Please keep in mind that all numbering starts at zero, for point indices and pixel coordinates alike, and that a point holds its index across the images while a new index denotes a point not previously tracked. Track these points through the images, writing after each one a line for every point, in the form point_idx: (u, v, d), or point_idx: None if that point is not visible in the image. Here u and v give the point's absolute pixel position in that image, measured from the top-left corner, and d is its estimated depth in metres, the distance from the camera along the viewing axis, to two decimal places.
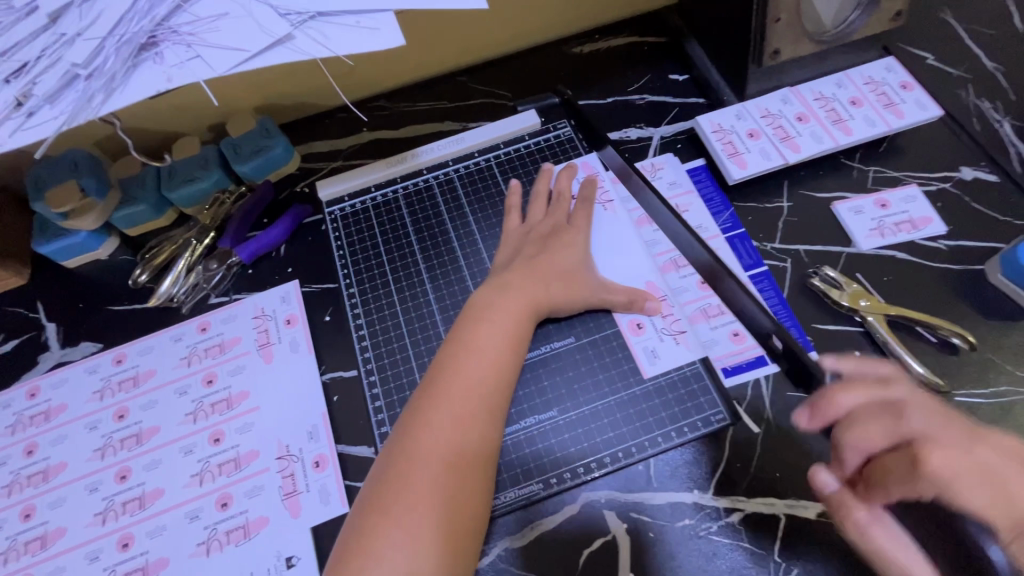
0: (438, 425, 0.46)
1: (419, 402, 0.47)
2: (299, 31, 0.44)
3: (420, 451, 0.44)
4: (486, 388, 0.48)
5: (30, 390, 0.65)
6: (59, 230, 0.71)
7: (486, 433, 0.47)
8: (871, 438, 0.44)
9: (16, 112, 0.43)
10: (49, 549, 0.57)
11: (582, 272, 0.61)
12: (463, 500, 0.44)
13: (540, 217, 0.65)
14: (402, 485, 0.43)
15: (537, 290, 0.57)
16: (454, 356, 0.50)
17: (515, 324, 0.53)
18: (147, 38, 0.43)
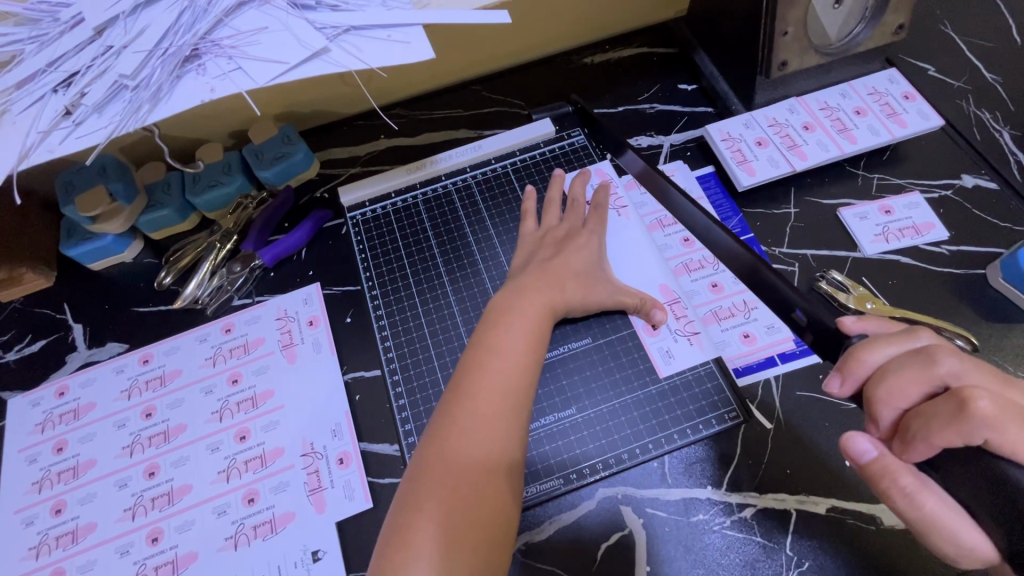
0: (465, 425, 0.47)
1: (445, 405, 0.49)
2: (334, 44, 0.46)
3: (449, 452, 0.46)
4: (510, 388, 0.50)
5: (59, 389, 0.67)
6: (86, 234, 0.73)
7: (512, 431, 0.48)
8: (906, 388, 0.40)
9: (65, 121, 0.45)
10: (80, 543, 0.58)
11: (597, 274, 0.63)
12: (492, 497, 0.45)
13: (557, 221, 0.67)
14: (433, 483, 0.45)
15: (554, 292, 0.58)
16: (477, 358, 0.51)
17: (535, 325, 0.55)
18: (191, 51, 0.46)
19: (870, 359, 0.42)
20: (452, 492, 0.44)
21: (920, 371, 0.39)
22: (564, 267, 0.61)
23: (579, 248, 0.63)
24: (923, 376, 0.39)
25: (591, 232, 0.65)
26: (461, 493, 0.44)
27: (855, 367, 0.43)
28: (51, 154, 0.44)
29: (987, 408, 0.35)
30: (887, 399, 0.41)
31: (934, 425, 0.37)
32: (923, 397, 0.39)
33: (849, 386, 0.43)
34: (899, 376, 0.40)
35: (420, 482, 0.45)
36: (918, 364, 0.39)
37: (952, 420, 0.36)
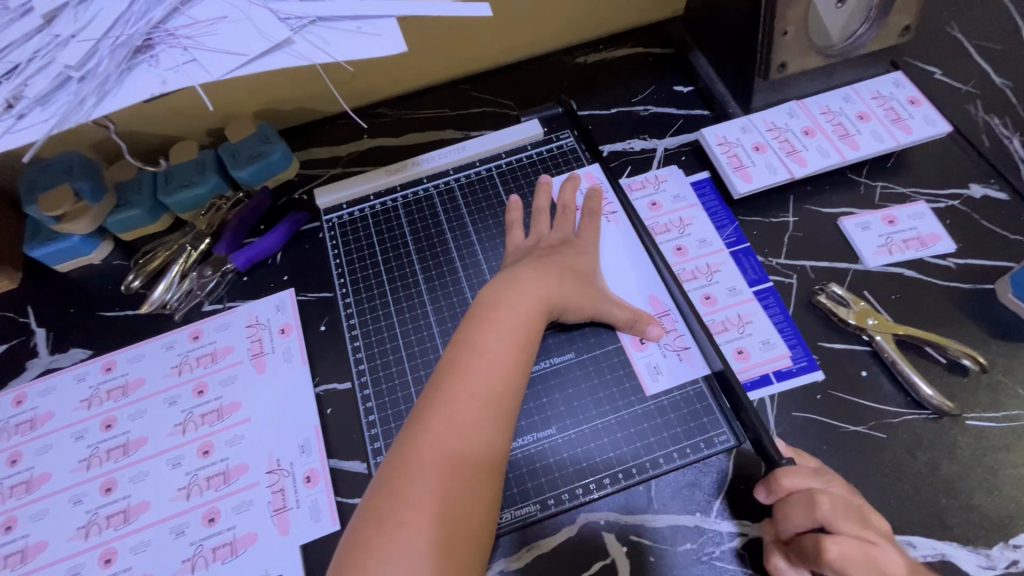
0: (448, 431, 0.44)
1: (425, 408, 0.45)
2: (299, 36, 0.43)
3: (429, 459, 0.43)
4: (497, 392, 0.47)
5: (16, 397, 0.64)
6: (52, 234, 0.70)
7: (496, 440, 0.45)
8: (795, 518, 0.46)
9: (6, 114, 0.42)
10: (29, 564, 0.55)
11: (590, 284, 0.59)
12: (472, 510, 0.42)
13: (547, 228, 0.63)
14: (410, 493, 0.41)
15: (549, 288, 0.54)
16: (462, 359, 0.48)
17: (526, 325, 0.51)
18: (144, 41, 0.42)
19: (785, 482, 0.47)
20: (428, 504, 0.41)
21: (802, 510, 0.45)
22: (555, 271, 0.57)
23: (571, 254, 0.60)
24: (805, 515, 0.45)
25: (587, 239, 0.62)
26: (440, 506, 0.41)
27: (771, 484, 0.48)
28: None
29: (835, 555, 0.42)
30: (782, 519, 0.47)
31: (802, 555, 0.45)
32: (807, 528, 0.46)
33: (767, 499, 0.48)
34: (793, 506, 0.46)
35: (393, 491, 0.42)
36: (802, 505, 0.45)
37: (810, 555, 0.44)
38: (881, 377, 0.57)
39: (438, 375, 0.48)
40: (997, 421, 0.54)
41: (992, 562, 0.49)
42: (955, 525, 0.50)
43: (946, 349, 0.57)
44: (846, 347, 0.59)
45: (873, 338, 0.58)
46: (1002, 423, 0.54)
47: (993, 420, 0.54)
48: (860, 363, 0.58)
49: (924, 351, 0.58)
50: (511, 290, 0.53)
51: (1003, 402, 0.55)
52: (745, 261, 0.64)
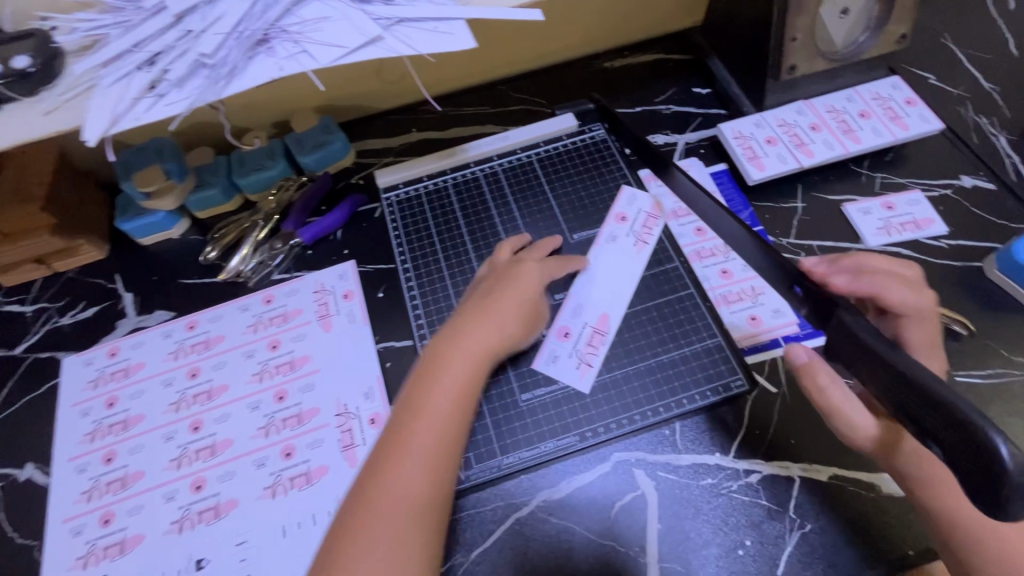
0: (403, 462, 0.48)
1: (391, 438, 0.50)
2: (388, 33, 0.52)
3: (387, 488, 0.47)
4: (448, 425, 0.51)
5: (110, 350, 0.72)
6: (139, 210, 0.78)
7: (446, 467, 0.50)
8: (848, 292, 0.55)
9: (148, 94, 0.50)
10: (129, 489, 0.62)
11: (535, 316, 0.63)
12: (423, 535, 0.46)
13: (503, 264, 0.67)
14: (371, 525, 0.45)
15: (495, 328, 0.59)
16: (421, 395, 0.52)
17: (477, 358, 0.56)
18: (262, 36, 0.51)
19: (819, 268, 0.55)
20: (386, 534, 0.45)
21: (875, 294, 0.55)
22: (501, 309, 0.60)
23: (523, 283, 0.63)
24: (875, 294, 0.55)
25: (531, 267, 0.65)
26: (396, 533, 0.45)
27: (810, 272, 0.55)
28: (137, 122, 0.49)
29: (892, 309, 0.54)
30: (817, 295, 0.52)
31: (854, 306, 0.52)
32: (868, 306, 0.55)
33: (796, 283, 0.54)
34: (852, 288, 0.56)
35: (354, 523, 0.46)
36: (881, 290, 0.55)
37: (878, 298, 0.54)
38: None
39: (397, 408, 0.52)
40: (984, 377, 0.61)
41: None
42: None
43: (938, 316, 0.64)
44: None
45: None
46: (988, 379, 0.61)
47: (980, 377, 0.61)
48: None
49: None
50: (465, 328, 0.58)
51: (988, 362, 0.62)
52: None
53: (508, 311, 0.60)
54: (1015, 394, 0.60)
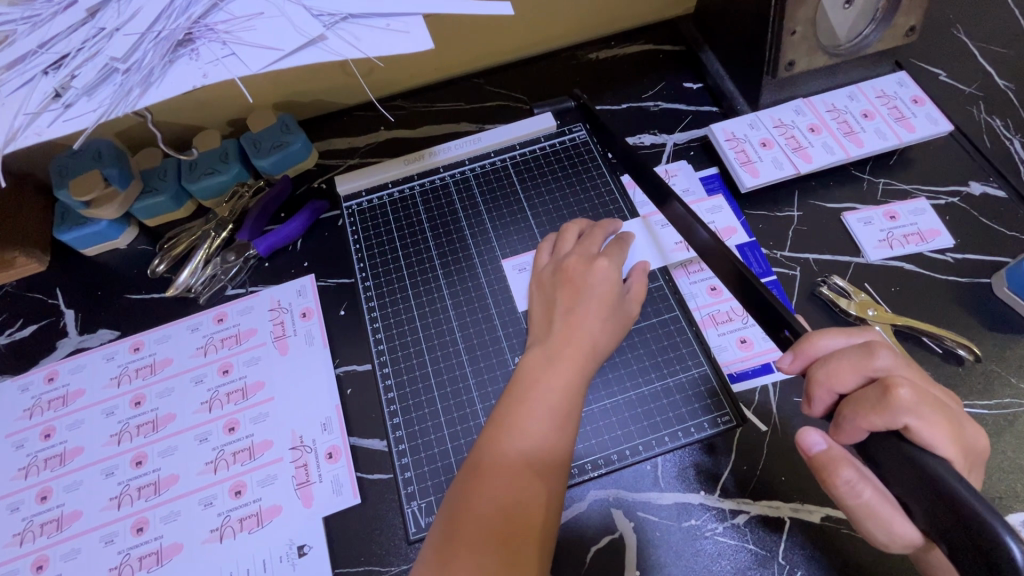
0: (527, 424, 0.46)
1: (512, 405, 0.48)
2: (331, 32, 0.44)
3: (503, 451, 0.45)
4: (572, 398, 0.49)
5: (48, 374, 0.66)
6: (80, 218, 0.72)
7: (568, 441, 0.47)
8: (844, 374, 0.41)
9: (53, 103, 0.43)
10: (64, 531, 0.57)
11: (618, 310, 0.56)
12: (535, 519, 0.43)
13: (571, 249, 0.60)
14: (483, 487, 0.43)
15: (597, 307, 0.54)
16: (542, 364, 0.50)
17: (599, 338, 0.53)
18: (184, 35, 0.44)
19: (825, 344, 0.44)
20: (500, 500, 0.43)
21: (858, 363, 0.41)
22: (591, 286, 0.55)
23: (602, 266, 0.57)
24: (859, 366, 0.40)
25: (604, 259, 0.57)
26: (507, 499, 0.43)
27: (806, 348, 0.44)
28: (39, 137, 0.43)
29: (907, 397, 0.38)
30: (823, 382, 0.42)
31: (861, 409, 0.39)
32: (860, 383, 0.41)
33: (796, 365, 0.45)
34: (841, 361, 0.41)
35: (472, 486, 0.44)
36: (858, 355, 0.41)
37: (877, 407, 0.38)
38: None
39: (517, 381, 0.50)
40: (989, 408, 0.56)
41: None
42: None
43: (942, 340, 0.59)
44: None
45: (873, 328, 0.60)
46: (994, 410, 0.56)
47: (985, 408, 0.57)
48: None
49: (922, 342, 0.60)
50: (576, 316, 0.53)
51: (995, 392, 0.57)
52: (750, 254, 0.67)
53: (604, 295, 0.55)
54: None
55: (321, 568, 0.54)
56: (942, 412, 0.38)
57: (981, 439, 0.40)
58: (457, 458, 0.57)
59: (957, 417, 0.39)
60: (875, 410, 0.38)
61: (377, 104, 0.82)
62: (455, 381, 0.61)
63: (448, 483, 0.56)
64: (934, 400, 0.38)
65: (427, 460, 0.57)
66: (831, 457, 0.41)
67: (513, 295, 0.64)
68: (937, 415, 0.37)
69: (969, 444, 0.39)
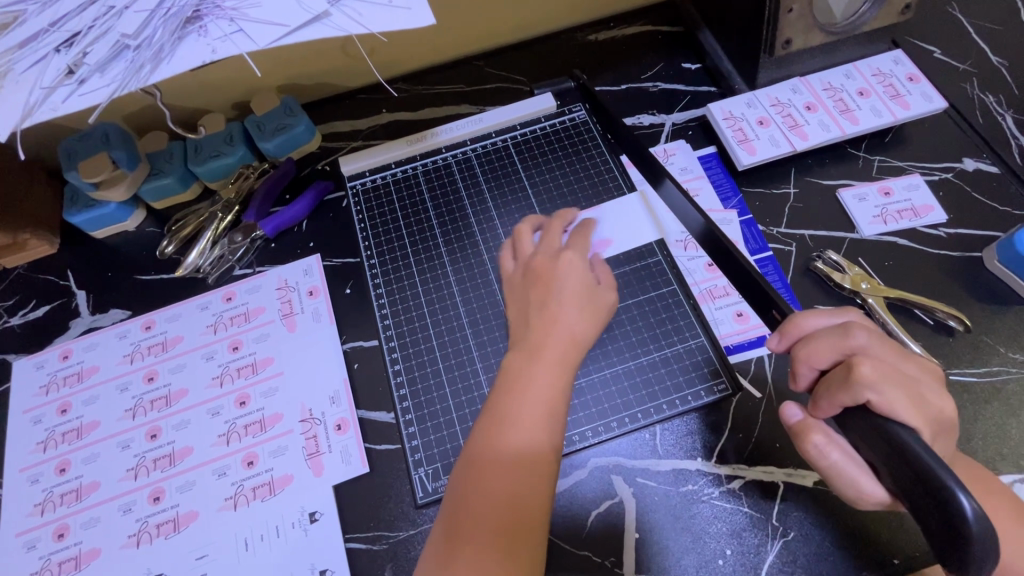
0: (514, 424, 0.47)
1: (497, 409, 0.48)
2: (336, 9, 0.45)
3: (495, 453, 0.46)
4: (555, 389, 0.50)
5: (63, 352, 0.68)
6: (89, 201, 0.73)
7: (553, 438, 0.47)
8: (823, 354, 0.43)
9: (67, 80, 0.45)
10: (84, 501, 0.60)
11: (595, 299, 0.56)
12: (533, 519, 0.44)
13: (538, 245, 0.60)
14: (479, 491, 0.45)
15: (567, 303, 0.54)
16: (524, 363, 0.50)
17: (582, 332, 0.53)
18: (193, 12, 0.45)
19: (808, 324, 0.46)
20: (497, 500, 0.44)
21: (835, 342, 0.43)
22: (566, 285, 0.55)
23: (564, 263, 0.57)
24: (838, 344, 0.42)
25: (569, 254, 0.57)
26: (506, 496, 0.44)
27: (790, 329, 0.46)
28: (54, 112, 0.44)
29: (869, 373, 0.40)
30: (804, 359, 0.44)
31: (831, 389, 0.42)
32: (834, 363, 0.43)
33: (782, 346, 0.47)
34: (821, 341, 0.43)
35: (468, 490, 0.45)
36: (836, 334, 0.43)
37: (843, 385, 0.41)
38: None
39: (500, 381, 0.50)
40: (977, 375, 0.58)
41: None
42: None
43: (933, 312, 0.61)
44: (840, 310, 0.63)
45: (866, 301, 0.62)
46: (983, 378, 0.58)
47: (973, 375, 0.58)
48: None
49: (914, 314, 0.62)
50: (552, 314, 0.53)
51: (983, 360, 0.59)
52: (746, 230, 0.68)
53: (575, 288, 0.55)
54: (1012, 393, 0.57)
55: (331, 534, 0.56)
56: (905, 384, 0.40)
57: (953, 410, 0.42)
58: (462, 428, 0.59)
59: (921, 389, 0.41)
60: (840, 388, 0.41)
61: (377, 86, 0.83)
62: (459, 355, 0.62)
63: (454, 452, 0.57)
64: (897, 374, 0.41)
65: (434, 430, 0.59)
66: (804, 426, 0.45)
67: None
68: (898, 388, 0.40)
69: (934, 413, 0.41)
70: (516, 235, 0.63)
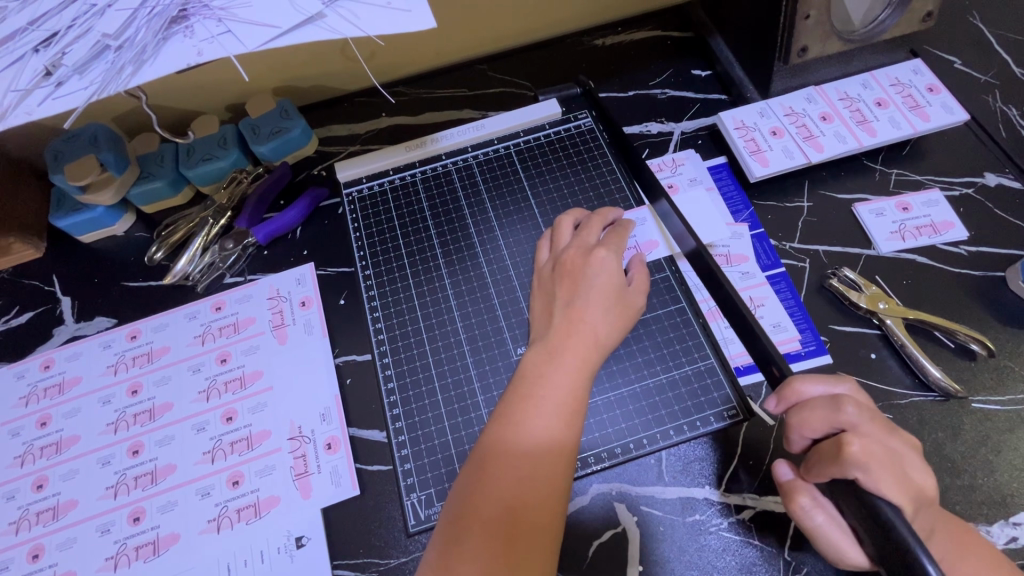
0: (529, 422, 0.45)
1: (514, 404, 0.47)
2: (331, 10, 0.43)
3: (507, 450, 0.44)
4: (577, 391, 0.48)
5: (44, 362, 0.66)
6: (75, 204, 0.70)
7: (571, 443, 0.46)
8: (815, 423, 0.44)
9: (44, 81, 0.42)
10: (61, 520, 0.57)
11: (622, 301, 0.54)
12: (541, 518, 0.42)
13: (569, 241, 0.59)
14: (488, 487, 0.42)
15: (594, 299, 0.53)
16: (544, 358, 0.49)
17: (605, 333, 0.52)
18: (178, 11, 0.42)
19: (805, 389, 0.46)
20: (506, 497, 0.42)
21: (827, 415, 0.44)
22: (593, 281, 0.54)
23: (595, 259, 0.55)
24: (830, 418, 0.44)
25: (602, 250, 0.56)
26: (512, 495, 0.42)
27: (789, 393, 0.47)
28: (29, 116, 0.41)
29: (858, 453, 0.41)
30: (797, 427, 0.45)
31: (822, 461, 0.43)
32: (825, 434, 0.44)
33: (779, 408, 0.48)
34: (812, 412, 0.45)
35: (479, 485, 0.43)
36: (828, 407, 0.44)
37: (834, 460, 0.42)
38: (890, 359, 0.58)
39: (521, 376, 0.49)
40: (1001, 404, 0.55)
41: (991, 538, 0.50)
42: (956, 502, 0.52)
43: (954, 335, 0.58)
44: (856, 331, 0.60)
45: (883, 322, 0.59)
46: (1007, 406, 0.55)
47: (997, 403, 0.55)
48: (869, 346, 0.59)
49: (933, 336, 0.59)
50: (577, 310, 0.52)
51: (1007, 387, 0.56)
52: (758, 245, 0.65)
53: (605, 286, 0.54)
54: None
55: (318, 561, 0.53)
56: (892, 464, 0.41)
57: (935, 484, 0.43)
58: (458, 451, 0.56)
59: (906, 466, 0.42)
60: (831, 463, 0.42)
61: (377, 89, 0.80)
62: (456, 372, 0.59)
63: (449, 475, 0.55)
64: (885, 453, 0.42)
65: (427, 452, 0.56)
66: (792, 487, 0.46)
67: (512, 291, 0.63)
68: (885, 468, 0.41)
69: (916, 489, 0.42)
70: (554, 233, 0.61)
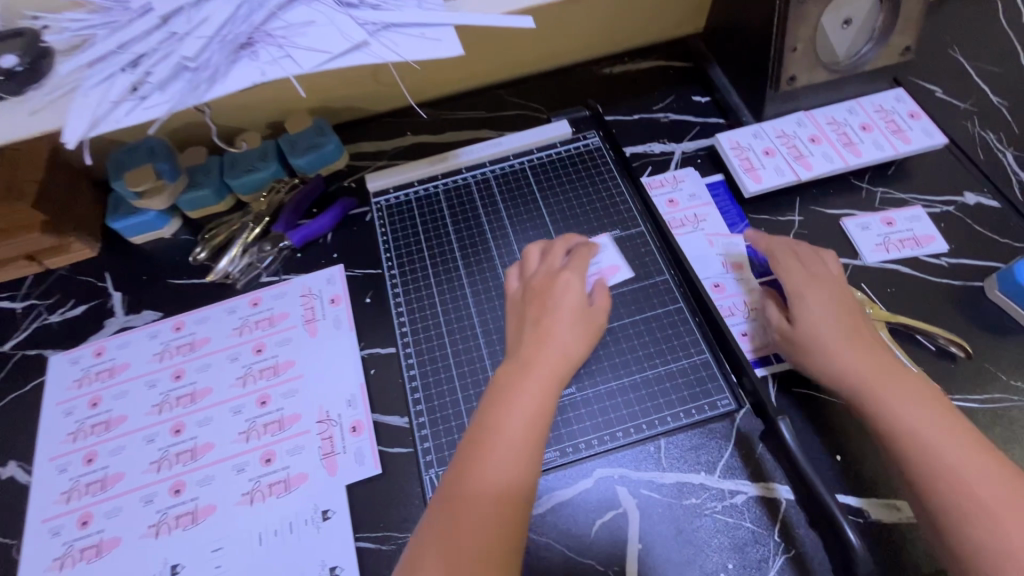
0: (499, 446, 0.47)
1: (481, 429, 0.48)
2: (374, 39, 0.50)
3: (479, 477, 0.45)
4: (541, 411, 0.50)
5: (96, 349, 0.72)
6: (130, 208, 0.78)
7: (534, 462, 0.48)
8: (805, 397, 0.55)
9: (130, 96, 0.49)
10: (108, 490, 0.62)
11: (585, 321, 0.59)
12: (511, 541, 0.43)
13: (536, 267, 0.63)
14: (462, 515, 0.44)
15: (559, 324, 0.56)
16: (511, 384, 0.52)
17: (568, 355, 0.55)
18: (246, 39, 0.50)
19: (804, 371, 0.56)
20: (479, 523, 0.43)
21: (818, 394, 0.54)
22: (557, 306, 0.58)
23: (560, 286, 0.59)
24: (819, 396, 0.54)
25: (568, 274, 0.60)
26: (484, 521, 0.43)
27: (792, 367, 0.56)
28: (118, 125, 0.49)
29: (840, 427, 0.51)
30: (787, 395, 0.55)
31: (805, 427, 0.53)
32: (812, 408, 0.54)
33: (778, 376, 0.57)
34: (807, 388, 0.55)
35: (451, 515, 0.44)
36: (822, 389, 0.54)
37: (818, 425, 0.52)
38: None
39: (486, 402, 0.51)
40: (980, 402, 0.59)
41: None
42: None
43: (935, 338, 0.62)
44: None
45: None
46: (985, 405, 0.59)
47: (976, 402, 0.59)
48: None
49: (915, 339, 0.63)
50: (544, 335, 0.55)
51: (985, 387, 0.60)
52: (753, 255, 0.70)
53: (568, 308, 0.58)
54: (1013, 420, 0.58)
55: (342, 533, 0.58)
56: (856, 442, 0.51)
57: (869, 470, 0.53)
58: None
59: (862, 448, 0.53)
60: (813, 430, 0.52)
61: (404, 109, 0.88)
62: (472, 362, 0.65)
63: None
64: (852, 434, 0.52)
65: (445, 433, 0.61)
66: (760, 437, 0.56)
67: None
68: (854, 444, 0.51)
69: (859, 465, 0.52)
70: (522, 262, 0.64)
